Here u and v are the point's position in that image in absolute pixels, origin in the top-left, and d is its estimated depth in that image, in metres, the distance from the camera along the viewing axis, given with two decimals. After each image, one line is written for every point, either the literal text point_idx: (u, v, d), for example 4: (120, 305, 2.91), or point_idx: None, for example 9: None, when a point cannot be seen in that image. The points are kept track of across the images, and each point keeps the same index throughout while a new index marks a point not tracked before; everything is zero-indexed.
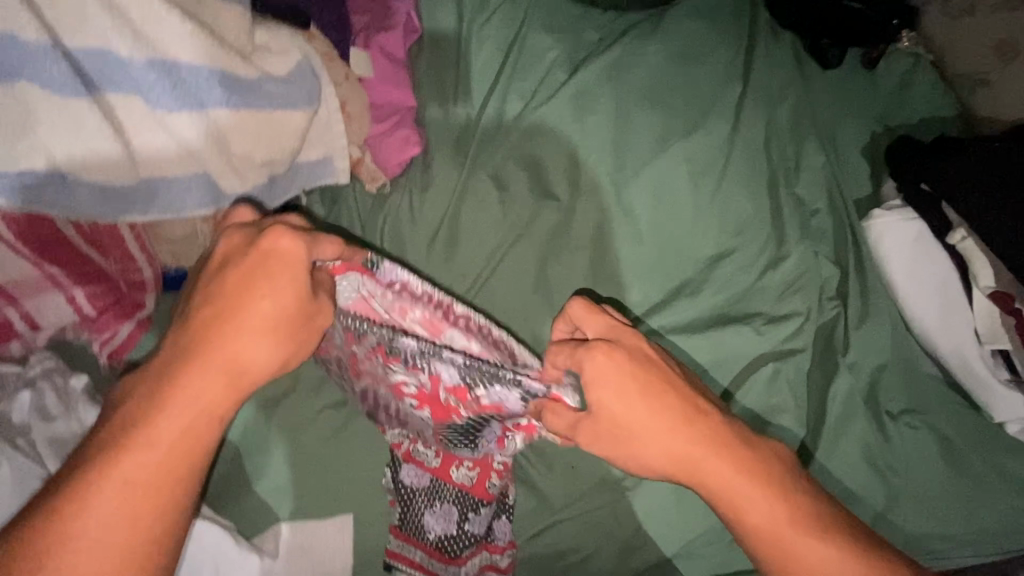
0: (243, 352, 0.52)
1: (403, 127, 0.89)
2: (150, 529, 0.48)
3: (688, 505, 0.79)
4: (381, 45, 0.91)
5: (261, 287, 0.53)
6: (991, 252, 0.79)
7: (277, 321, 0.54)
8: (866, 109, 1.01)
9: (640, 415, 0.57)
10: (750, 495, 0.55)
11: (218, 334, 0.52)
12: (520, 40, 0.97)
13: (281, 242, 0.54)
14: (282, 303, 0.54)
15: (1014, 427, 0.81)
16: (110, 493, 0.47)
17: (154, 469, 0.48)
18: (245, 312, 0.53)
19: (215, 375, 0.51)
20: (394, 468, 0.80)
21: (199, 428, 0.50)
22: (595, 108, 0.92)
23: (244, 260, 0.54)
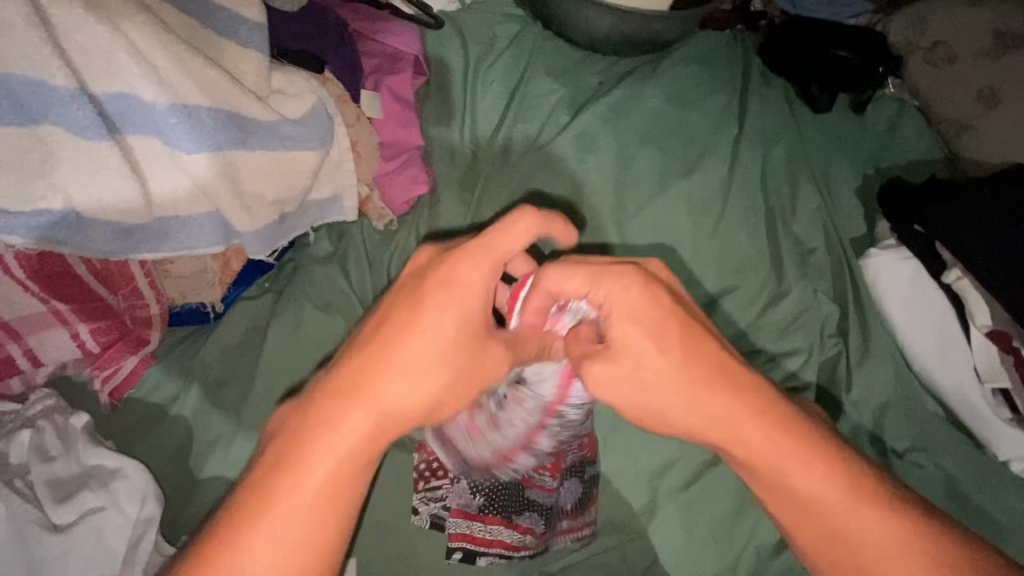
0: (397, 391, 0.51)
1: (411, 166, 0.92)
2: (324, 539, 0.49)
3: (702, 545, 0.77)
4: (390, 86, 0.94)
5: (422, 323, 0.52)
6: (988, 293, 0.80)
7: (438, 362, 0.52)
8: (858, 152, 1.05)
9: (659, 355, 0.54)
10: (763, 444, 0.54)
11: (369, 373, 0.51)
12: (523, 84, 1.01)
13: (463, 270, 0.53)
14: (447, 341, 0.52)
15: (1018, 466, 0.81)
16: (284, 510, 0.48)
17: (308, 509, 0.49)
18: (402, 349, 0.51)
19: (363, 416, 0.50)
20: (468, 481, 0.75)
21: (354, 457, 0.50)
22: (596, 150, 0.96)
23: (419, 293, 0.53)
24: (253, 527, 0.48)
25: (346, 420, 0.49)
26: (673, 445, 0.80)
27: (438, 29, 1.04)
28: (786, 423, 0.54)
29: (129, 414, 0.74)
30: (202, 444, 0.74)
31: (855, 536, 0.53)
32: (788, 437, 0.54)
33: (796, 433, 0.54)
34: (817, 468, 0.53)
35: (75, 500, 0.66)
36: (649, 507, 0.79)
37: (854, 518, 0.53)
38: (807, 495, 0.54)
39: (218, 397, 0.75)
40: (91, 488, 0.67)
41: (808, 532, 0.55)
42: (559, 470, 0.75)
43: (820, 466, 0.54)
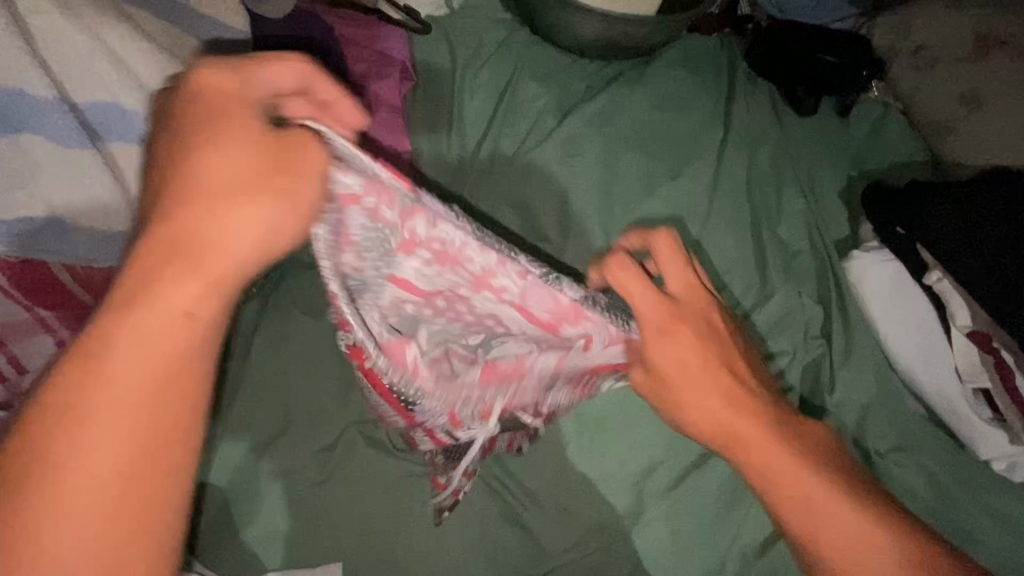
0: (221, 227, 0.41)
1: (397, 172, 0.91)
2: (167, 426, 0.39)
3: (685, 546, 0.78)
4: (377, 92, 0.95)
5: (212, 144, 0.42)
6: (967, 295, 0.82)
7: (255, 171, 0.42)
8: (842, 155, 1.06)
9: (689, 375, 0.59)
10: (778, 466, 0.54)
11: (175, 214, 0.40)
12: (510, 90, 1.02)
13: (212, 77, 0.45)
14: (258, 162, 0.42)
15: (1000, 465, 0.82)
16: (94, 400, 0.37)
17: (136, 389, 0.38)
18: (201, 175, 0.41)
19: (194, 271, 0.40)
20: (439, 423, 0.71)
21: (191, 315, 0.40)
22: (582, 154, 0.97)
23: (202, 120, 0.43)
24: (65, 419, 0.37)
25: (168, 276, 0.40)
26: (658, 446, 0.81)
27: (426, 36, 1.05)
28: (779, 425, 0.57)
29: None
30: None
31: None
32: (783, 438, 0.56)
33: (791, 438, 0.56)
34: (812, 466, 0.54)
35: None
36: (635, 509, 0.79)
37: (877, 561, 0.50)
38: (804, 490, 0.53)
39: None
40: None
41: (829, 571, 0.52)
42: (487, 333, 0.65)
43: (844, 505, 0.52)
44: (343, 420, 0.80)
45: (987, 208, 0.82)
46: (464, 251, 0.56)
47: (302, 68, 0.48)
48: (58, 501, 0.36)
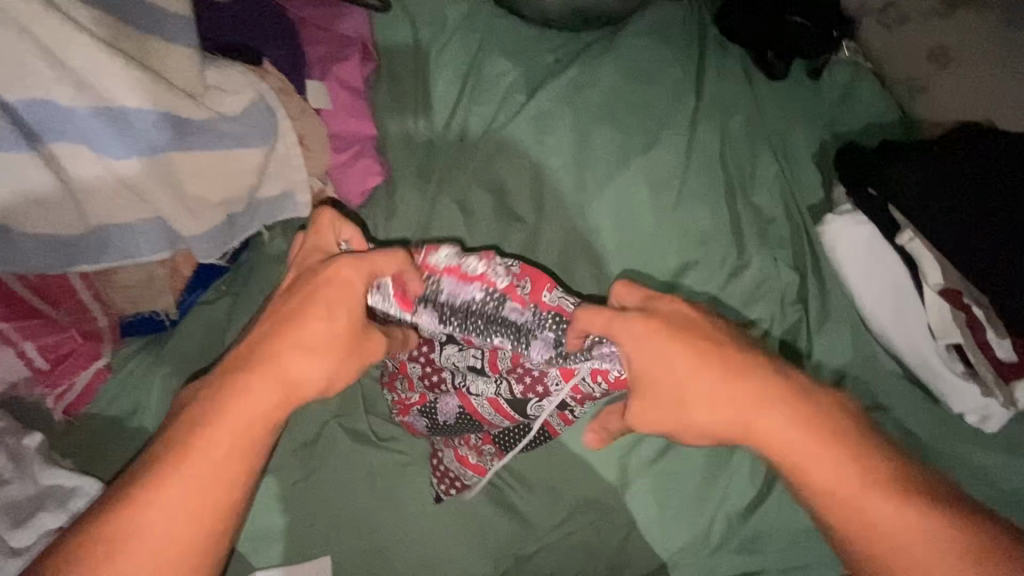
0: (302, 369, 0.52)
1: (364, 157, 0.90)
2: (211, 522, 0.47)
3: (671, 516, 0.79)
4: (337, 76, 0.91)
5: (316, 309, 0.53)
6: (938, 253, 0.82)
7: (333, 340, 0.52)
8: (814, 119, 1.06)
9: (686, 387, 0.51)
10: (801, 451, 0.49)
11: (272, 351, 0.51)
12: (477, 66, 1.00)
13: (341, 268, 0.54)
14: (343, 330, 0.53)
15: (972, 417, 0.83)
16: (188, 479, 0.47)
17: (205, 483, 0.48)
18: (297, 329, 0.52)
19: (275, 392, 0.50)
20: (457, 418, 0.72)
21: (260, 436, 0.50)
22: (554, 130, 0.95)
23: (308, 288, 0.54)
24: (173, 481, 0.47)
25: (254, 397, 0.49)
26: None
27: (387, 13, 1.01)
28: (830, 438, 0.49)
29: (89, 431, 0.73)
30: None
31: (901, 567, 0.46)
32: (852, 478, 0.48)
33: (852, 472, 0.48)
34: (896, 515, 0.46)
35: (32, 523, 0.62)
36: (620, 483, 0.80)
37: (915, 543, 0.45)
38: (889, 544, 0.46)
39: None
40: (49, 510, 0.63)
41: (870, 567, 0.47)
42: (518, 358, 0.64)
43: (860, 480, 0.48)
44: (323, 415, 0.79)
45: (967, 171, 0.81)
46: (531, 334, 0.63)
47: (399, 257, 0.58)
48: (132, 547, 0.45)
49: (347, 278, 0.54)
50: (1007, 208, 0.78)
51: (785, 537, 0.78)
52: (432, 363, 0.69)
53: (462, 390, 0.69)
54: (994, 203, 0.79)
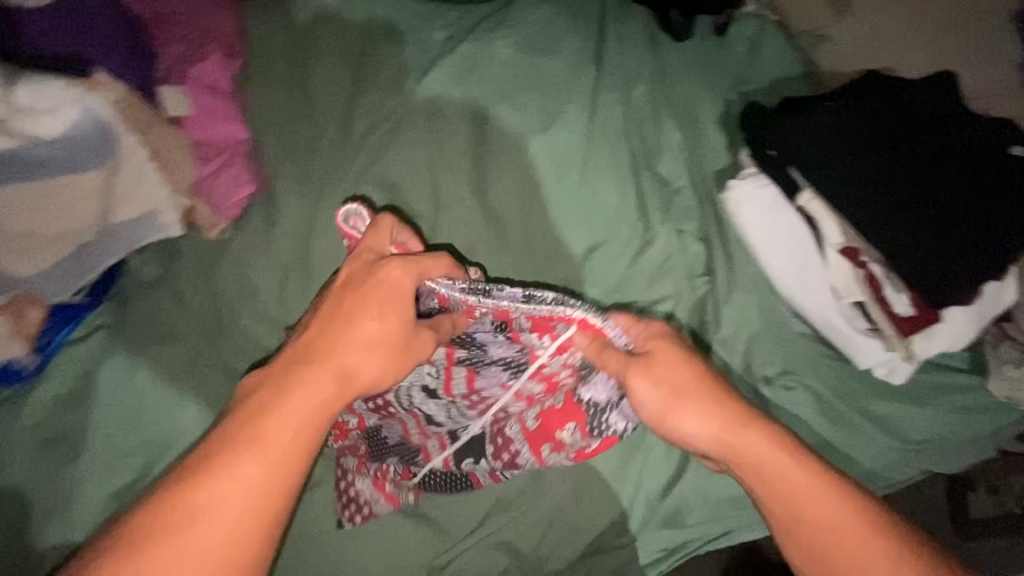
0: (361, 361, 0.60)
1: (233, 164, 0.83)
2: (272, 500, 0.53)
3: (591, 503, 0.79)
4: (198, 78, 0.86)
5: (371, 310, 0.61)
6: (836, 212, 0.81)
7: (382, 338, 0.61)
8: (721, 79, 1.02)
9: (685, 381, 0.65)
10: (762, 446, 0.62)
11: (333, 345, 0.60)
12: (360, 54, 0.93)
13: (394, 271, 0.63)
14: (398, 326, 0.62)
15: (880, 371, 0.83)
16: (253, 459, 0.53)
17: (272, 461, 0.53)
18: (354, 327, 0.61)
19: (329, 381, 0.58)
20: (397, 444, 0.77)
21: (315, 424, 0.56)
22: (446, 117, 0.90)
23: (359, 288, 0.63)
24: (234, 459, 0.53)
25: (311, 386, 0.57)
26: None
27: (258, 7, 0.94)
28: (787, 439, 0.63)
29: None
30: (43, 510, 0.69)
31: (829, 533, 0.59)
32: (803, 458, 0.62)
33: (800, 453, 0.62)
34: (833, 502, 0.60)
35: None
36: (536, 479, 0.79)
37: (838, 515, 0.59)
38: (815, 518, 0.60)
39: (53, 455, 0.71)
40: None
41: (804, 531, 0.60)
42: (518, 346, 0.71)
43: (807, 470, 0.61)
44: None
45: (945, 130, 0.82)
46: (553, 327, 0.68)
47: (446, 263, 0.66)
48: (204, 513, 0.51)
49: (396, 278, 0.63)
50: (891, 167, 0.80)
51: (703, 510, 0.81)
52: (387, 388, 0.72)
53: (415, 410, 0.74)
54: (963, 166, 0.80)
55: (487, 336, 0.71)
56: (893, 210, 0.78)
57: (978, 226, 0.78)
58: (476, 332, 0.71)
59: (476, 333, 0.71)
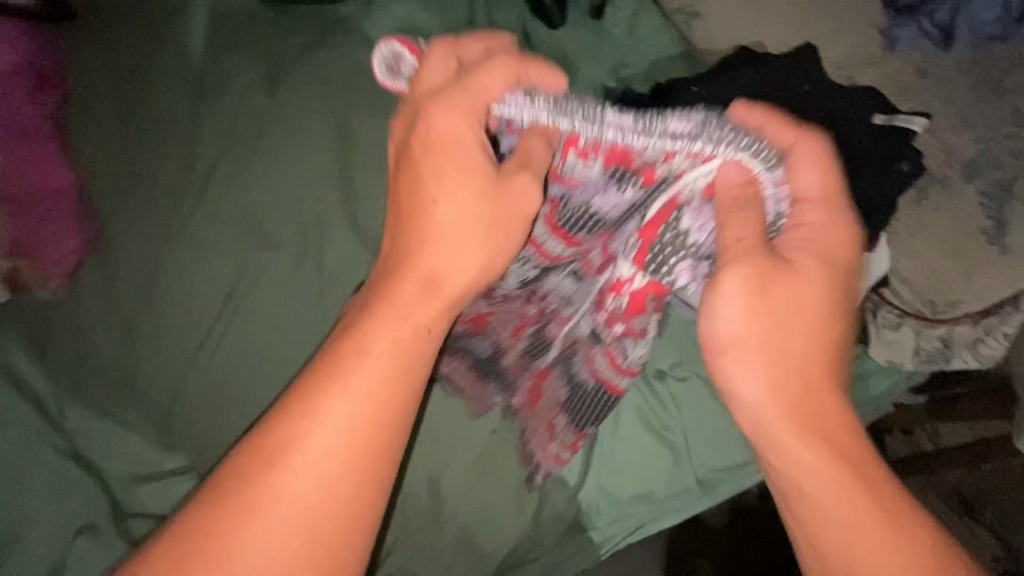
0: (445, 257, 0.48)
1: (59, 211, 0.78)
2: (369, 457, 0.44)
3: (497, 519, 0.78)
4: (6, 122, 0.79)
5: (450, 169, 0.48)
6: None
7: (476, 210, 0.48)
8: (601, 66, 0.99)
9: (801, 306, 0.49)
10: (826, 423, 0.50)
11: (419, 235, 0.48)
12: (202, 73, 0.84)
13: (447, 114, 0.48)
14: (491, 181, 0.48)
15: None
16: (339, 411, 0.43)
17: (362, 408, 0.44)
18: (433, 194, 0.48)
19: (413, 284, 0.48)
20: (545, 352, 0.75)
21: (416, 344, 0.47)
22: (305, 130, 0.81)
23: (425, 144, 0.48)
24: (306, 414, 0.43)
25: (395, 297, 0.47)
26: (444, 447, 0.79)
27: (83, 38, 0.86)
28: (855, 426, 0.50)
29: None
30: None
31: (856, 548, 0.47)
32: (863, 453, 0.49)
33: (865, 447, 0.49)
34: (879, 518, 0.47)
35: None
36: (439, 504, 0.78)
37: (877, 539, 0.47)
38: (845, 528, 0.47)
39: None
40: None
41: (827, 537, 0.48)
42: (648, 185, 0.55)
43: (862, 468, 0.49)
44: (68, 532, 0.69)
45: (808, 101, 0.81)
46: (673, 142, 0.50)
47: (508, 67, 0.50)
48: (284, 477, 0.42)
49: (462, 122, 0.48)
50: None
51: (612, 510, 0.81)
52: (537, 285, 0.71)
53: (562, 301, 0.71)
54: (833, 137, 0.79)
55: (603, 188, 0.58)
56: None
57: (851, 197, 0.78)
58: (595, 182, 0.58)
59: (595, 187, 0.58)
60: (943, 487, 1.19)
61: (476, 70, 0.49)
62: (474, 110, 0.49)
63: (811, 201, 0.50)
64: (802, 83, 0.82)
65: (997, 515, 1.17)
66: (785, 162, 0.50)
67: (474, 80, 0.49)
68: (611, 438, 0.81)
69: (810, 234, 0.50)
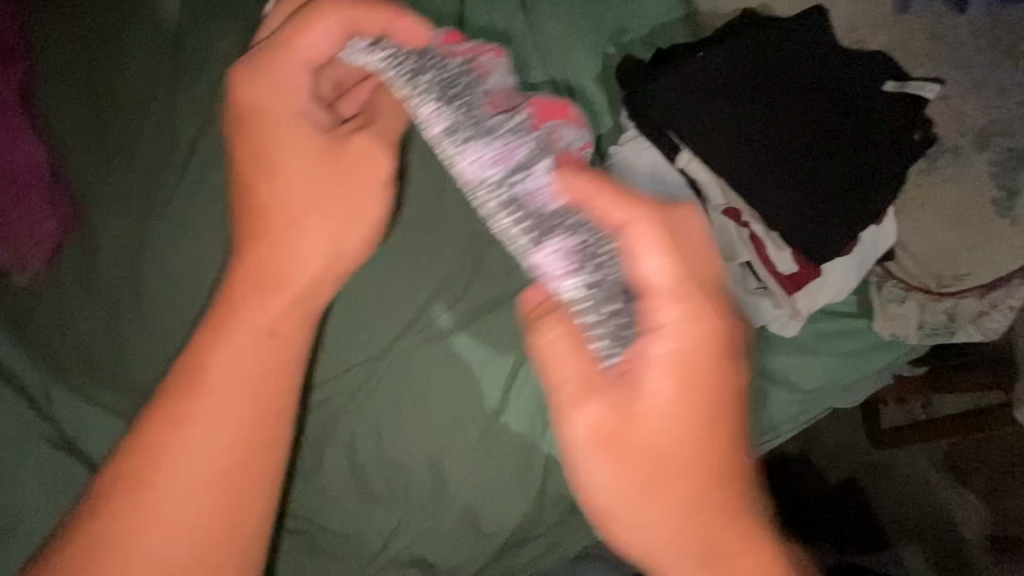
0: (293, 254, 0.53)
1: (31, 191, 0.73)
2: (239, 465, 0.48)
3: (498, 501, 0.77)
4: None
5: (281, 160, 0.55)
6: (714, 172, 0.78)
7: (316, 199, 0.55)
8: (600, 28, 0.91)
9: (658, 424, 0.43)
10: (687, 541, 0.45)
11: (266, 227, 0.54)
12: (175, 42, 0.79)
13: (258, 91, 0.55)
14: (339, 167, 0.55)
15: (772, 326, 0.82)
16: (192, 434, 0.48)
17: (220, 427, 0.48)
18: (268, 185, 0.55)
19: (278, 294, 0.52)
20: None
21: (268, 356, 0.50)
22: None
23: (254, 131, 0.56)
24: (174, 434, 0.48)
25: (253, 306, 0.51)
26: (443, 432, 0.76)
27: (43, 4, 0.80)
28: (743, 535, 0.45)
29: None
30: None
31: None
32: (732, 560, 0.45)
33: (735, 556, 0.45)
34: None
35: None
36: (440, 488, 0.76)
37: None
38: None
39: None
40: None
41: None
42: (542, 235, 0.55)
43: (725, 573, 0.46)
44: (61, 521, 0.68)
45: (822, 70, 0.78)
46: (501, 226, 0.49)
47: (331, 26, 0.54)
48: (157, 500, 0.47)
49: (294, 110, 0.56)
50: (763, 127, 0.76)
51: None
52: None
53: None
54: (845, 107, 0.78)
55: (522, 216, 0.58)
56: (763, 166, 0.75)
57: (865, 167, 0.77)
58: None
59: None
60: (932, 452, 1.22)
61: (298, 39, 0.54)
62: (296, 75, 0.55)
63: (660, 294, 0.43)
64: (816, 50, 0.79)
65: (988, 484, 1.18)
66: (623, 255, 0.44)
67: (292, 38, 0.54)
68: None
69: (670, 349, 0.43)
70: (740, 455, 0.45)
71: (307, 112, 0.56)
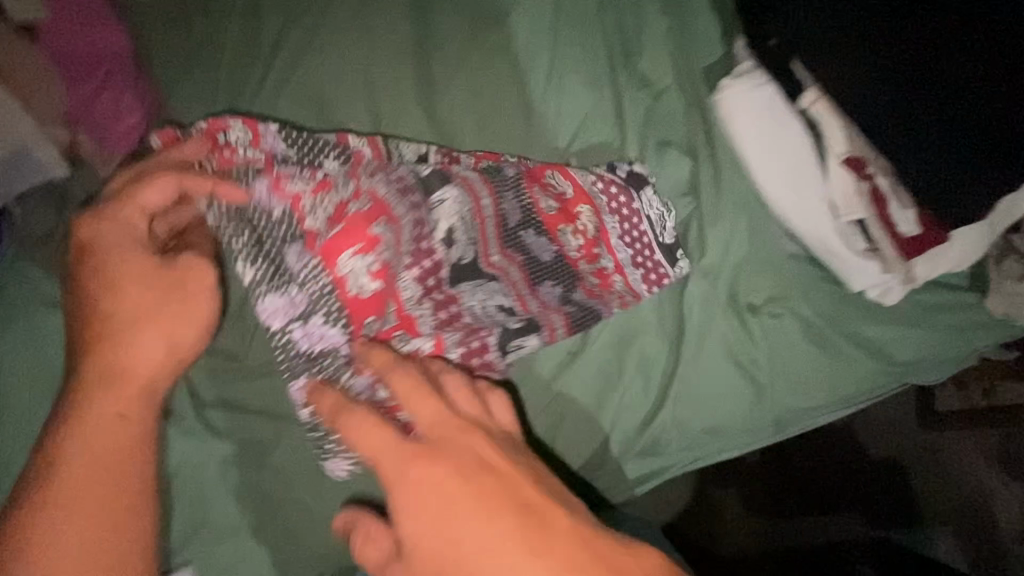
0: (137, 355, 0.56)
1: (113, 78, 0.71)
2: (115, 522, 0.52)
3: (564, 445, 0.73)
4: None
5: (119, 284, 0.57)
6: (843, 116, 0.71)
7: (135, 312, 0.57)
8: None
9: (462, 525, 0.47)
10: None
11: (115, 334, 0.56)
12: None
13: (106, 228, 0.58)
14: (136, 297, 0.57)
15: (873, 293, 0.76)
16: (70, 498, 0.51)
17: (88, 495, 0.52)
18: (120, 293, 0.57)
19: (114, 392, 0.55)
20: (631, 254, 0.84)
21: (126, 434, 0.54)
22: (382, 15, 0.75)
23: (88, 258, 0.58)
24: (49, 507, 0.51)
25: (109, 398, 0.54)
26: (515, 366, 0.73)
27: None
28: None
29: None
30: None
31: None
32: None
33: None
34: None
35: None
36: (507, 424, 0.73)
37: None
38: None
39: None
40: None
41: None
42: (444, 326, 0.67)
43: None
44: None
45: None
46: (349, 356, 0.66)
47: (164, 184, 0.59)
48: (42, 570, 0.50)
49: (130, 235, 0.59)
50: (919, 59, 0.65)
51: (682, 440, 0.76)
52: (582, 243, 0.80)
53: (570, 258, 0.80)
54: None
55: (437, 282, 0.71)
56: (907, 112, 0.66)
57: None
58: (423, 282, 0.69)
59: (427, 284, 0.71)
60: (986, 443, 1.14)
61: (142, 191, 0.59)
62: (130, 221, 0.59)
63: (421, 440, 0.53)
64: None
65: None
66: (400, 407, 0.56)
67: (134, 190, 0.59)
68: (693, 367, 0.76)
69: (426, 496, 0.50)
70: (552, 504, 0.49)
71: (141, 237, 0.59)
